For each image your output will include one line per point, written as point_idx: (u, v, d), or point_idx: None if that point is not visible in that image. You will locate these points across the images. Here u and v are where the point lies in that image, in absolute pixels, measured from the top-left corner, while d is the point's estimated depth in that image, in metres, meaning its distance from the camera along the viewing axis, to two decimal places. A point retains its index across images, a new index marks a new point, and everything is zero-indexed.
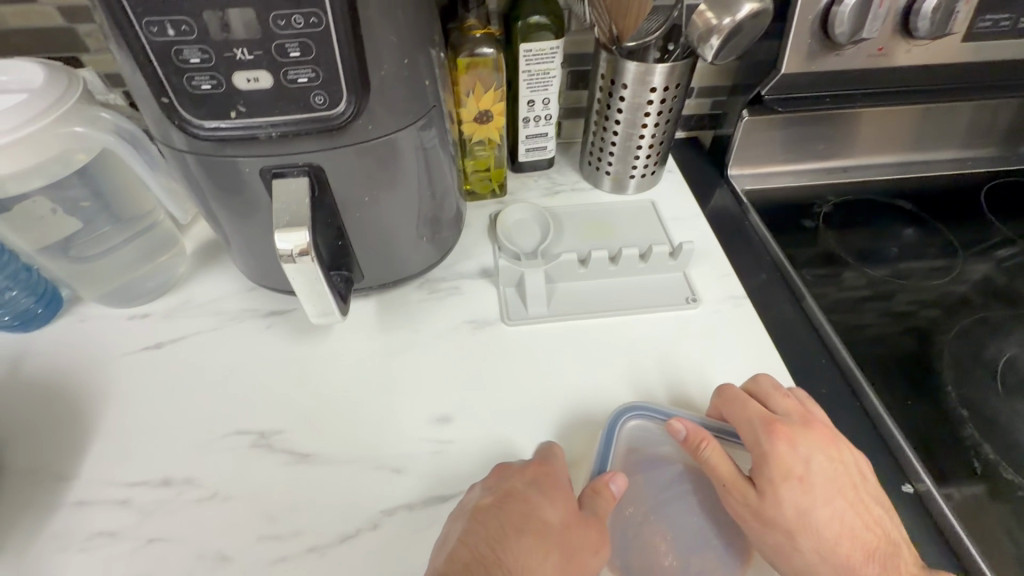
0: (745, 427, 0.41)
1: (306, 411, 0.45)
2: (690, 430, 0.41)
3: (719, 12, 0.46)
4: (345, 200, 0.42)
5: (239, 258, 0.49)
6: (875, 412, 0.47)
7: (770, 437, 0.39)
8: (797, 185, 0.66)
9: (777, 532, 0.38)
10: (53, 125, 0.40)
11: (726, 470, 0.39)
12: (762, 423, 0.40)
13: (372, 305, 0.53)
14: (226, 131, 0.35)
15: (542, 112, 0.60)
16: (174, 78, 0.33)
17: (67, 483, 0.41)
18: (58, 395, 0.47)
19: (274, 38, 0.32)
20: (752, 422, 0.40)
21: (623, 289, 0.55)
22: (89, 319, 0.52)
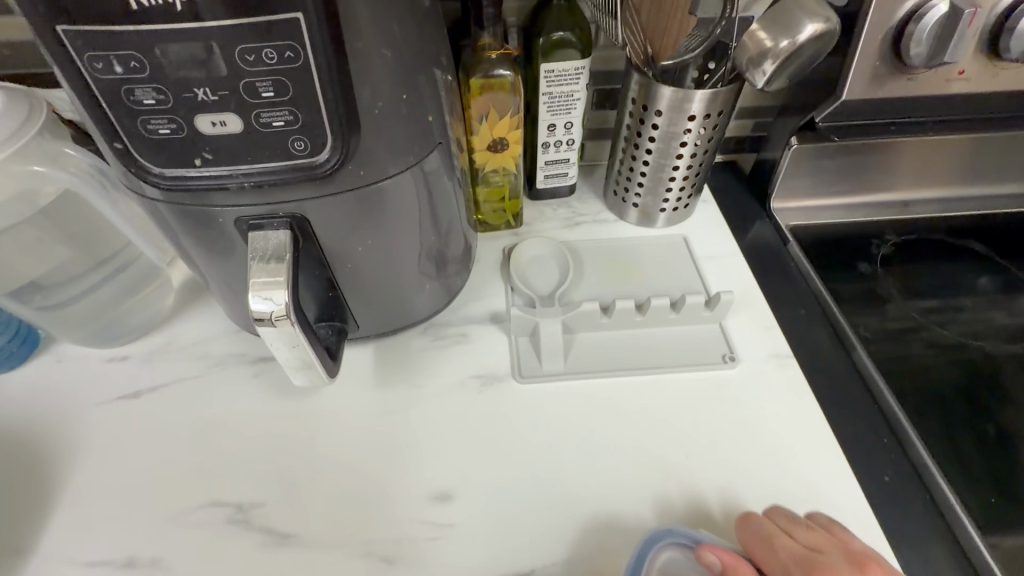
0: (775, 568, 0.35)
1: (290, 481, 0.41)
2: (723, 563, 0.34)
3: (776, 33, 0.39)
4: (336, 250, 0.37)
5: (223, 302, 0.44)
6: (943, 501, 0.40)
7: None
8: (852, 220, 0.58)
9: None
10: (9, 163, 0.35)
11: None
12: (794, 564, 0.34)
13: (369, 352, 0.48)
14: (192, 179, 0.30)
15: (563, 137, 0.54)
16: (126, 120, 0.28)
17: (25, 559, 0.37)
18: (25, 449, 0.43)
19: (242, 76, 0.27)
20: (781, 564, 0.34)
21: (651, 342, 0.48)
22: (66, 361, 0.48)
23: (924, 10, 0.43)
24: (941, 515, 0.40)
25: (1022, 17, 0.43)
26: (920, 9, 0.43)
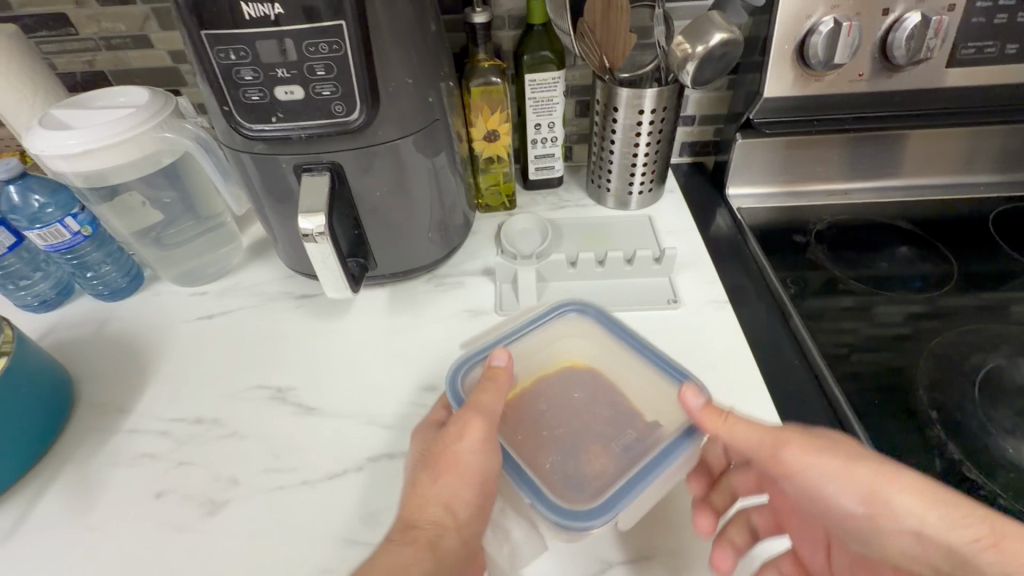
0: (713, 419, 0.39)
1: (318, 374, 0.53)
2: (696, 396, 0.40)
3: (693, 41, 0.52)
4: (361, 196, 0.51)
5: (279, 246, 0.59)
6: (847, 419, 0.46)
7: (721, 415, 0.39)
8: (795, 205, 0.68)
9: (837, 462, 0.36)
10: (150, 132, 0.51)
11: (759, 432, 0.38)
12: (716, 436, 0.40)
13: (385, 293, 0.61)
14: (268, 132, 0.45)
15: (548, 134, 0.68)
16: (233, 91, 0.43)
17: (126, 415, 0.51)
18: (130, 349, 0.57)
19: (306, 61, 0.42)
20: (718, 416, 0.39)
21: (610, 289, 0.59)
22: (161, 294, 0.64)
23: (818, 26, 0.55)
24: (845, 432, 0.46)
25: (899, 32, 0.54)
26: (814, 27, 0.55)
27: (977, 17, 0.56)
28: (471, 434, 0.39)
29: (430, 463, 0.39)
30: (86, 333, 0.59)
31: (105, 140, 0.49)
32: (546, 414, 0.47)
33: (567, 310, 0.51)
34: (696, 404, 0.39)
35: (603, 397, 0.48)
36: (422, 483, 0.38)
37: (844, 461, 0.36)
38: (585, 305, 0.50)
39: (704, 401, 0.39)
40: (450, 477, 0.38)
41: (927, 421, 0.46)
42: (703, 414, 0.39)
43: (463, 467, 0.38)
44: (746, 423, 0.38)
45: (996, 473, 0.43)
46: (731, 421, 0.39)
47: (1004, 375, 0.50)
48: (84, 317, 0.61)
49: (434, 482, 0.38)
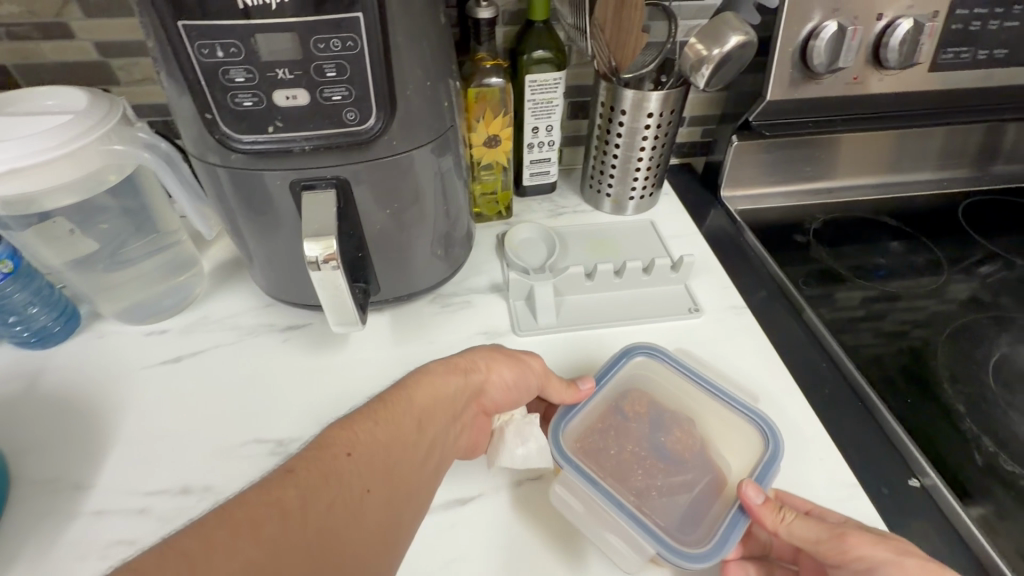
0: (768, 514, 0.38)
1: (325, 420, 0.46)
2: (760, 489, 0.39)
3: (709, 44, 0.51)
4: (369, 214, 0.45)
5: (259, 271, 0.51)
6: (881, 417, 0.47)
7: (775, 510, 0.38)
8: (786, 205, 0.70)
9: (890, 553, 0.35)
10: (96, 144, 0.42)
11: (816, 525, 0.38)
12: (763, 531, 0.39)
13: (385, 318, 0.55)
14: (263, 144, 0.38)
15: (545, 138, 0.64)
16: (219, 95, 0.36)
17: (85, 492, 0.41)
18: (76, 409, 0.47)
19: (313, 60, 0.36)
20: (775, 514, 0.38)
21: (628, 301, 0.57)
22: (106, 335, 0.53)
23: (819, 30, 0.56)
24: (881, 430, 0.47)
25: (894, 34, 0.57)
26: (816, 30, 0.56)
27: (955, 24, 0.59)
28: (502, 369, 0.42)
29: (461, 368, 0.40)
30: (13, 394, 0.48)
31: (37, 158, 0.39)
32: (637, 481, 0.42)
33: (562, 424, 0.44)
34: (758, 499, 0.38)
35: (629, 437, 0.45)
36: (440, 374, 0.39)
37: (894, 553, 0.35)
38: (565, 409, 0.44)
39: (763, 497, 0.38)
40: (458, 387, 0.39)
41: (957, 416, 0.48)
42: (763, 510, 0.38)
43: (478, 385, 0.41)
44: (801, 521, 0.38)
45: (1021, 461, 0.46)
46: (786, 518, 0.38)
47: (1008, 363, 0.54)
48: (7, 372, 0.50)
49: (448, 382, 0.39)
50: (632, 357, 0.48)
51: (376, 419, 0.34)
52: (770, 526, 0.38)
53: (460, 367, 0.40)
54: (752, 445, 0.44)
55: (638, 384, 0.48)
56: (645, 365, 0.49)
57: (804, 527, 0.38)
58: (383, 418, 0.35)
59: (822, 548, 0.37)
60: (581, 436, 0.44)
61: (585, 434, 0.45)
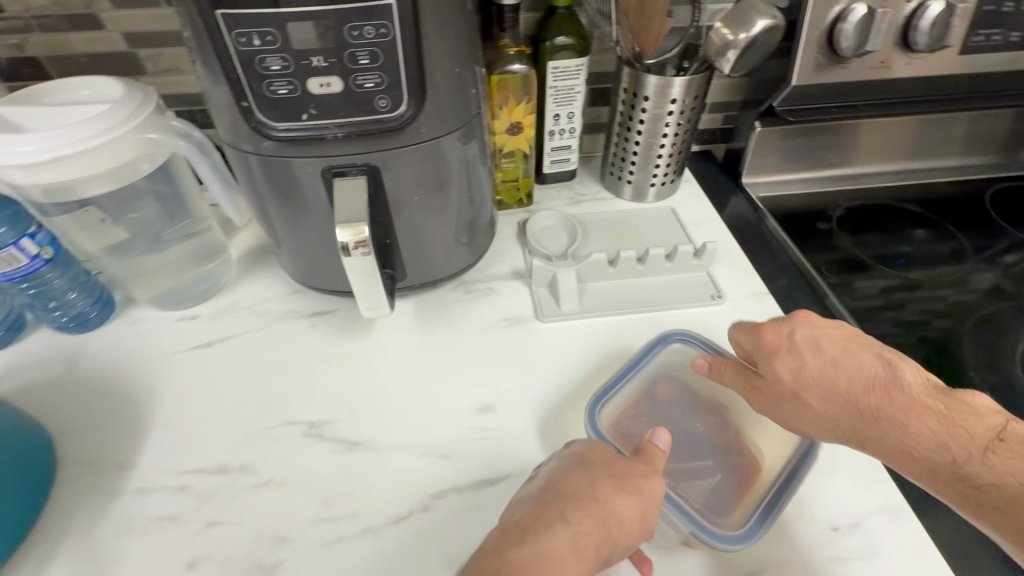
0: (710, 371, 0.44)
1: (355, 403, 0.47)
2: (709, 361, 0.44)
3: (736, 28, 0.50)
4: (397, 200, 0.45)
5: (288, 258, 0.52)
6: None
7: (714, 368, 0.44)
8: (808, 192, 0.69)
9: (771, 403, 0.41)
10: (132, 133, 0.43)
11: (743, 382, 0.42)
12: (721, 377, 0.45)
13: (410, 305, 0.56)
14: (297, 132, 0.39)
15: (566, 125, 0.64)
16: (255, 83, 0.36)
17: (128, 470, 0.43)
18: (115, 390, 0.49)
19: (347, 47, 0.36)
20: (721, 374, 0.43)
21: (651, 288, 0.57)
22: (140, 321, 0.54)
23: (848, 13, 0.55)
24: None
25: (923, 17, 0.56)
26: (844, 12, 0.55)
27: (987, 6, 0.58)
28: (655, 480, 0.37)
29: (623, 481, 0.37)
30: (55, 376, 0.50)
31: (78, 147, 0.40)
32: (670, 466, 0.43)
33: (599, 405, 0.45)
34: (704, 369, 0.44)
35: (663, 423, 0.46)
36: (606, 490, 0.36)
37: (766, 400, 0.41)
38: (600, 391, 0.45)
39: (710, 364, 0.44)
40: (630, 509, 0.36)
41: None
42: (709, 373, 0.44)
43: (637, 500, 0.36)
44: (730, 372, 0.43)
45: None
46: (725, 378, 0.43)
47: None
48: (48, 355, 0.51)
49: (614, 499, 0.36)
50: (672, 344, 0.49)
51: (525, 534, 0.34)
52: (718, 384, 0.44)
53: (620, 481, 0.37)
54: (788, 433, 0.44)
55: (679, 372, 0.49)
56: (681, 354, 0.49)
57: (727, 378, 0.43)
58: (539, 524, 0.35)
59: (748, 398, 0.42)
60: (616, 421, 0.45)
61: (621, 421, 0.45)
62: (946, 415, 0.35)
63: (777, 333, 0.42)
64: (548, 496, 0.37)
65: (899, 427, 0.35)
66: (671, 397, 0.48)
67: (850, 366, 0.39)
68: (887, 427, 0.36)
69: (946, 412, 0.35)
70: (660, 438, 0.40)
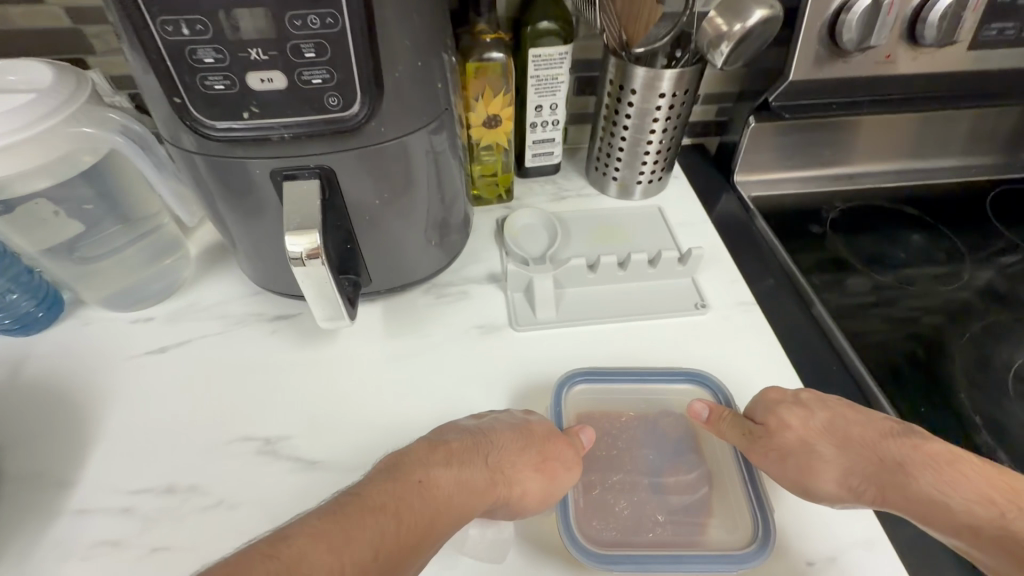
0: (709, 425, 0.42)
1: (314, 418, 0.45)
2: (709, 409, 0.42)
3: (730, 18, 0.46)
4: (357, 204, 0.42)
5: (246, 260, 0.49)
6: (879, 406, 0.47)
7: (711, 422, 0.42)
8: (803, 191, 0.66)
9: (778, 460, 0.40)
10: (63, 126, 0.39)
11: (741, 436, 0.41)
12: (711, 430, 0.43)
13: (378, 309, 0.53)
14: (238, 131, 0.35)
15: (549, 117, 0.60)
16: (188, 77, 0.33)
17: (70, 488, 0.41)
18: (60, 399, 0.46)
19: (290, 39, 0.32)
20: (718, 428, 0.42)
21: (633, 295, 0.54)
22: (91, 322, 0.51)
23: (853, 3, 0.51)
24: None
25: (933, 9, 0.52)
26: (849, 3, 0.52)
27: None
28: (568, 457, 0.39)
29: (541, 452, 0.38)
30: None
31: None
32: (610, 482, 0.42)
33: (578, 380, 0.46)
34: (703, 417, 0.42)
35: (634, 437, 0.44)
36: (526, 461, 0.37)
37: (777, 459, 0.40)
38: (589, 370, 0.46)
39: (708, 414, 0.42)
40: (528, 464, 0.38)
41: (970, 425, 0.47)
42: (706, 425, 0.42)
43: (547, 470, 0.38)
44: (732, 424, 0.41)
45: None
46: (721, 429, 0.42)
47: None
48: None
49: (516, 456, 0.38)
50: (700, 386, 0.46)
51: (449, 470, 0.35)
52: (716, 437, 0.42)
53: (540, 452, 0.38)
54: (743, 514, 0.40)
55: (680, 414, 0.46)
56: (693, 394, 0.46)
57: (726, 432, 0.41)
58: (452, 454, 0.36)
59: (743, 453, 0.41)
60: (587, 405, 0.46)
61: (589, 408, 0.46)
62: (977, 468, 0.36)
63: (779, 393, 0.43)
64: (480, 442, 0.38)
65: (926, 474, 0.36)
66: (663, 419, 0.45)
67: (860, 423, 0.40)
68: (917, 475, 0.36)
69: (981, 467, 0.36)
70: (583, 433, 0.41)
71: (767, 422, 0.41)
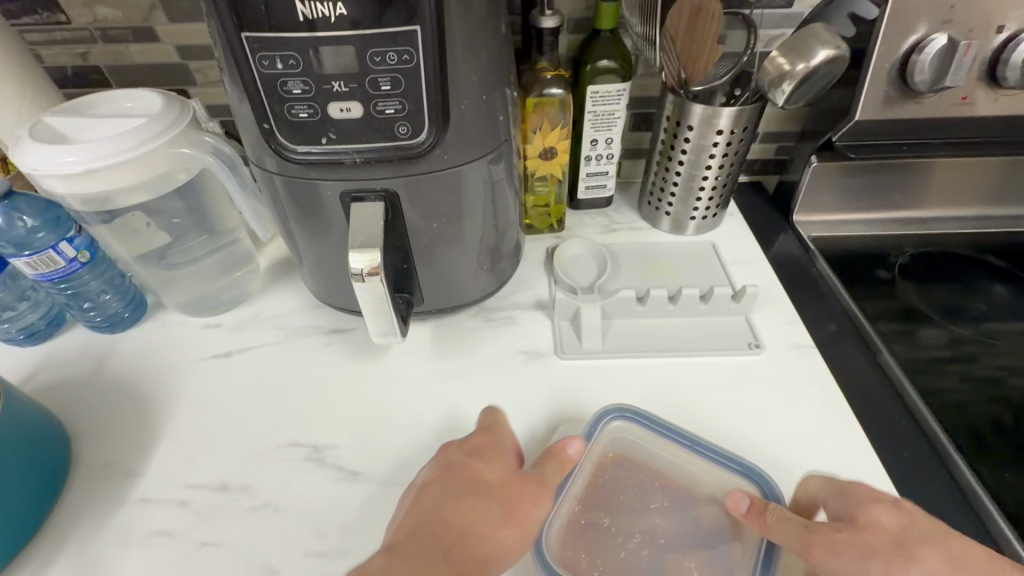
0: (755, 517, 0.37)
1: (360, 430, 0.46)
2: (753, 497, 0.38)
3: (793, 58, 0.46)
4: (416, 226, 0.44)
5: (309, 274, 0.52)
6: (950, 459, 0.44)
7: (755, 510, 0.38)
8: (869, 234, 0.63)
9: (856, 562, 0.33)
10: (164, 147, 0.44)
11: (798, 528, 0.35)
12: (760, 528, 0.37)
13: (428, 328, 0.54)
14: (316, 155, 0.38)
15: (604, 151, 0.61)
16: (277, 106, 0.36)
17: (135, 478, 0.44)
18: (135, 394, 0.50)
19: (369, 73, 0.35)
20: (769, 520, 0.37)
21: (682, 330, 0.53)
22: (167, 325, 0.56)
23: (925, 43, 0.51)
24: (948, 474, 0.43)
25: (1015, 50, 0.51)
26: (921, 43, 0.51)
27: None
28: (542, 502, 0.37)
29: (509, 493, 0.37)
30: (83, 373, 0.51)
31: (112, 159, 0.41)
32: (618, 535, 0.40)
33: (619, 419, 0.45)
34: (743, 507, 0.38)
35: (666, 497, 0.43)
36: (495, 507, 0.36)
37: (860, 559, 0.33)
38: (627, 408, 0.45)
39: (753, 503, 0.38)
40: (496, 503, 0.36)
41: None
42: (749, 518, 0.38)
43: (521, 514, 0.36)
44: (786, 516, 0.36)
45: None
46: (772, 520, 0.37)
47: None
48: (80, 353, 0.53)
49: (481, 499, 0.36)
50: (751, 481, 0.42)
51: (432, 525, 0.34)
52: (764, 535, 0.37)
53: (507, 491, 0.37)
54: None
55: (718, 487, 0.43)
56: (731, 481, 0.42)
57: (778, 529, 0.36)
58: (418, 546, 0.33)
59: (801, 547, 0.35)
60: (624, 443, 0.45)
61: (624, 448, 0.45)
62: None
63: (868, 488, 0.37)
64: (433, 525, 0.35)
65: None
66: (704, 497, 0.43)
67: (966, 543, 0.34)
68: None
69: None
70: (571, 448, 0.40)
71: (853, 518, 0.35)
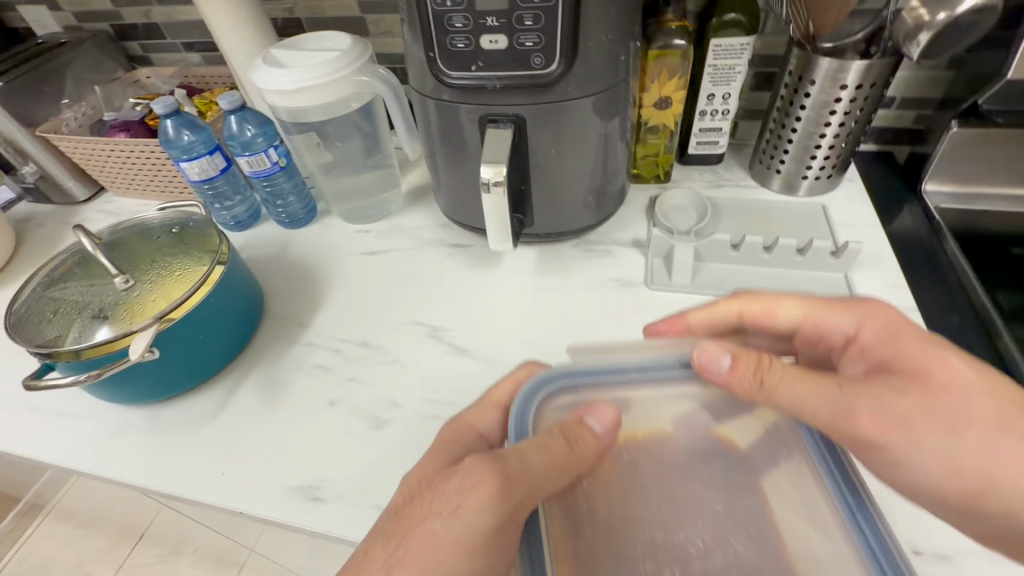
0: (739, 373, 0.35)
1: (471, 320, 0.56)
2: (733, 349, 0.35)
3: (934, 7, 0.45)
4: (537, 153, 0.51)
5: (443, 194, 0.62)
6: None
7: (760, 365, 0.35)
8: (1010, 212, 0.60)
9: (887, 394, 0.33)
10: (349, 75, 0.56)
11: (804, 380, 0.34)
12: (751, 386, 0.35)
13: (534, 251, 0.62)
14: (465, 81, 0.47)
15: (720, 106, 0.63)
16: (441, 37, 0.45)
17: (304, 328, 0.57)
18: (306, 272, 0.64)
19: (516, 10, 0.43)
20: (761, 367, 0.35)
21: (775, 279, 0.55)
22: (330, 227, 0.70)
23: None
24: None
25: None
26: None
27: None
28: (482, 480, 0.32)
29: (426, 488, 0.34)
30: (272, 253, 0.67)
31: (313, 81, 0.54)
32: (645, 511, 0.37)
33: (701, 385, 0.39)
34: (720, 362, 0.35)
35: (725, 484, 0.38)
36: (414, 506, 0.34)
37: (880, 394, 0.33)
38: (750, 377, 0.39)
39: (731, 362, 0.35)
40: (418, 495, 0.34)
41: None
42: (731, 376, 0.35)
43: (447, 495, 0.33)
44: (786, 370, 0.34)
45: None
46: (774, 374, 0.34)
47: None
48: (270, 239, 0.69)
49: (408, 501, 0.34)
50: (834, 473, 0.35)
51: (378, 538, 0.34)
52: (762, 396, 0.35)
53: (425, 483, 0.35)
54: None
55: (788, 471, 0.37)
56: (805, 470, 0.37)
57: (776, 371, 0.34)
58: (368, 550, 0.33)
59: (822, 404, 0.33)
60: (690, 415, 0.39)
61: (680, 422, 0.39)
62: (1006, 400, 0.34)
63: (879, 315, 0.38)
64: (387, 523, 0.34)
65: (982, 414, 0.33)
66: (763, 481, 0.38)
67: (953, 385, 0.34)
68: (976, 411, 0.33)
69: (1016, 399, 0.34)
70: (594, 419, 0.36)
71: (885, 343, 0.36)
